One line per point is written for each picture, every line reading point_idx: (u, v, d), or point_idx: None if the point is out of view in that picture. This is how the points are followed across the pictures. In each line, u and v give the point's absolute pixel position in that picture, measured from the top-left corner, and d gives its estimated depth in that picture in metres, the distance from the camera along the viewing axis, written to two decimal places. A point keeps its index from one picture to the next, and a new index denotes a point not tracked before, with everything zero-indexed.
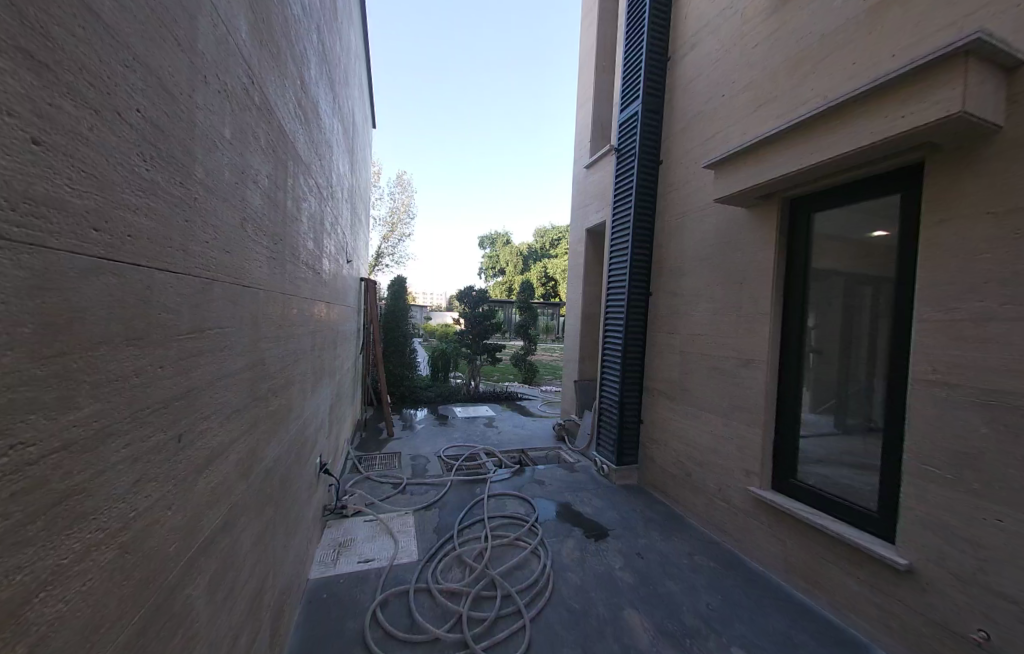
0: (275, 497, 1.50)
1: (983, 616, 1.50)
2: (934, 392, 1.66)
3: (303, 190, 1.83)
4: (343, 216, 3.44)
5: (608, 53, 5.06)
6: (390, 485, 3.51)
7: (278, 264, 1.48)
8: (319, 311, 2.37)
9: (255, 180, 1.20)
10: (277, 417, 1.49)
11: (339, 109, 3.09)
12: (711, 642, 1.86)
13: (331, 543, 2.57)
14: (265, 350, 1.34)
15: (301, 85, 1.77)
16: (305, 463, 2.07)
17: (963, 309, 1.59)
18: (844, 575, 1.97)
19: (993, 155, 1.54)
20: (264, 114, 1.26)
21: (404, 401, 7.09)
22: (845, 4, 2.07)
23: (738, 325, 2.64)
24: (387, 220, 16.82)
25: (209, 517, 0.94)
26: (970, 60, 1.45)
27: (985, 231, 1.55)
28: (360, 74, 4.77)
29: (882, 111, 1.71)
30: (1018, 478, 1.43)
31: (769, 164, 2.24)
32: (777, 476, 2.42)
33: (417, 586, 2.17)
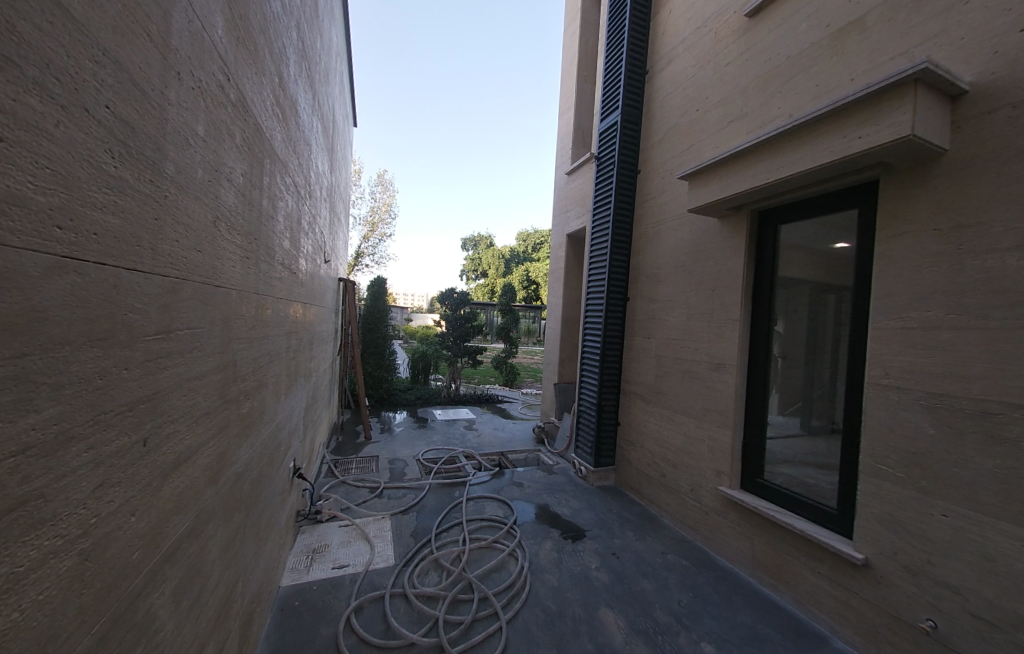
0: (246, 502, 1.46)
1: (929, 605, 1.61)
2: (888, 395, 1.76)
3: (280, 189, 1.80)
4: (321, 215, 3.38)
5: (590, 62, 5.17)
6: (367, 489, 3.46)
7: (253, 264, 1.45)
8: (294, 311, 2.32)
9: (229, 178, 1.17)
10: (248, 420, 1.45)
11: (319, 107, 3.04)
12: (682, 638, 1.92)
13: (304, 550, 2.51)
14: (236, 351, 1.30)
15: (280, 82, 1.75)
16: (278, 467, 2.02)
17: (912, 318, 1.70)
18: (806, 569, 2.07)
19: (939, 175, 1.66)
20: (239, 112, 1.23)
21: (383, 403, 6.99)
22: (810, 29, 2.20)
23: (711, 331, 2.73)
24: (368, 220, 16.58)
25: (174, 523, 0.92)
26: (918, 87, 1.56)
27: (932, 246, 1.66)
28: (341, 72, 4.71)
29: (841, 131, 1.82)
30: (960, 475, 1.54)
31: (739, 176, 2.34)
32: (746, 476, 2.51)
33: (393, 591, 2.15)
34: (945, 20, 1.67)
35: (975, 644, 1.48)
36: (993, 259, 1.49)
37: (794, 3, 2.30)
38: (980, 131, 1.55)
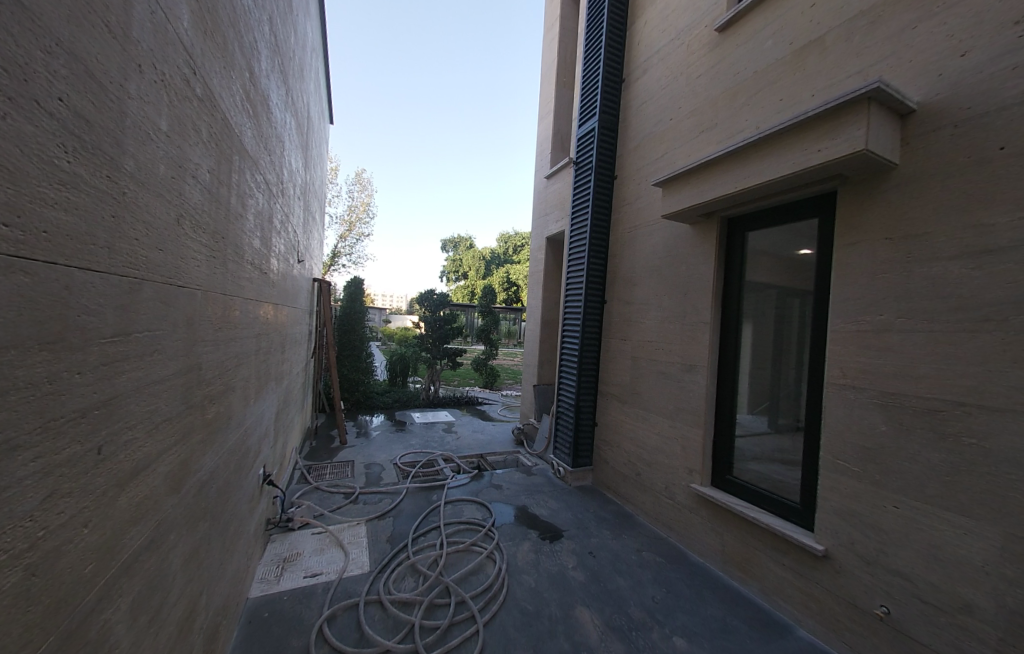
0: (211, 511, 1.40)
1: (883, 593, 1.70)
2: (846, 394, 1.87)
3: (250, 186, 1.75)
4: (294, 213, 3.28)
5: (569, 68, 5.24)
6: (342, 495, 3.38)
7: (220, 263, 1.40)
8: (264, 312, 2.25)
9: (194, 174, 1.13)
10: (214, 425, 1.40)
11: (292, 103, 2.95)
12: (655, 634, 1.96)
13: (275, 559, 2.43)
14: (201, 354, 1.25)
15: (251, 77, 1.70)
16: (246, 474, 1.95)
17: (866, 321, 1.81)
18: (772, 562, 2.15)
19: (890, 187, 1.77)
20: (206, 106, 1.19)
21: (359, 407, 6.83)
22: (775, 46, 2.31)
23: (683, 333, 2.82)
24: (344, 220, 16.23)
25: (132, 534, 0.87)
26: (871, 105, 1.66)
27: (883, 254, 1.77)
28: (317, 68, 4.60)
29: (802, 144, 1.92)
30: (909, 468, 1.65)
31: (709, 184, 2.43)
32: (717, 473, 2.60)
33: (367, 598, 2.11)
34: (895, 44, 1.79)
35: (924, 628, 1.58)
36: (938, 266, 1.60)
37: (760, 20, 2.41)
38: (925, 147, 1.67)
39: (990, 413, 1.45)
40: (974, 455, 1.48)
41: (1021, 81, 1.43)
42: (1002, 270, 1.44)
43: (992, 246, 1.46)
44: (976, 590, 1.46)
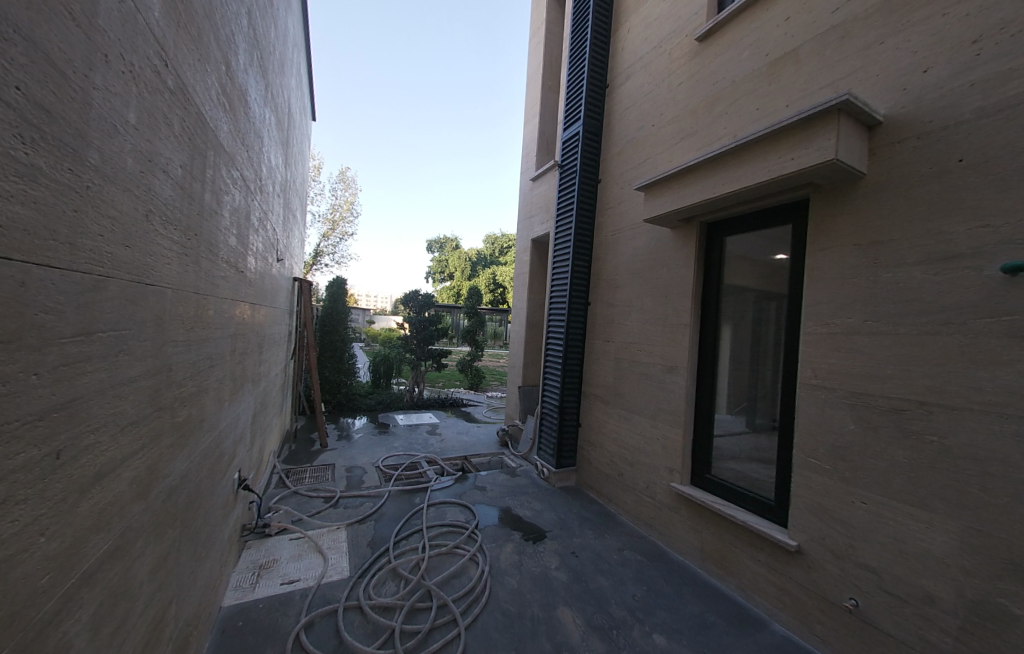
0: (181, 517, 1.35)
1: (852, 586, 1.77)
2: (818, 394, 1.94)
3: (226, 182, 1.70)
4: (273, 211, 3.20)
5: (554, 72, 5.29)
6: (321, 499, 3.32)
7: (192, 261, 1.35)
8: (240, 312, 2.18)
9: (165, 169, 1.10)
10: (185, 429, 1.35)
11: (272, 98, 2.88)
12: (635, 632, 1.99)
13: (250, 566, 2.36)
14: (171, 355, 1.21)
15: (227, 70, 1.65)
16: (220, 478, 1.89)
17: (836, 324, 1.88)
18: (749, 559, 2.21)
19: (859, 196, 1.84)
20: (178, 99, 1.16)
21: (341, 409, 6.71)
22: (752, 56, 2.38)
23: (665, 334, 2.87)
24: (327, 218, 15.96)
25: (94, 542, 0.84)
26: (841, 117, 1.73)
27: (852, 260, 1.85)
28: (299, 63, 4.50)
29: (776, 153, 1.98)
30: (875, 465, 1.71)
31: (689, 189, 2.48)
32: (696, 472, 2.65)
33: (347, 604, 2.07)
34: (863, 58, 1.87)
35: (890, 618, 1.65)
36: (902, 272, 1.68)
37: (738, 31, 2.48)
38: (890, 158, 1.75)
39: (950, 412, 1.52)
40: (935, 452, 1.55)
41: (978, 97, 1.51)
42: (960, 276, 1.51)
43: (951, 253, 1.54)
44: (937, 581, 1.53)
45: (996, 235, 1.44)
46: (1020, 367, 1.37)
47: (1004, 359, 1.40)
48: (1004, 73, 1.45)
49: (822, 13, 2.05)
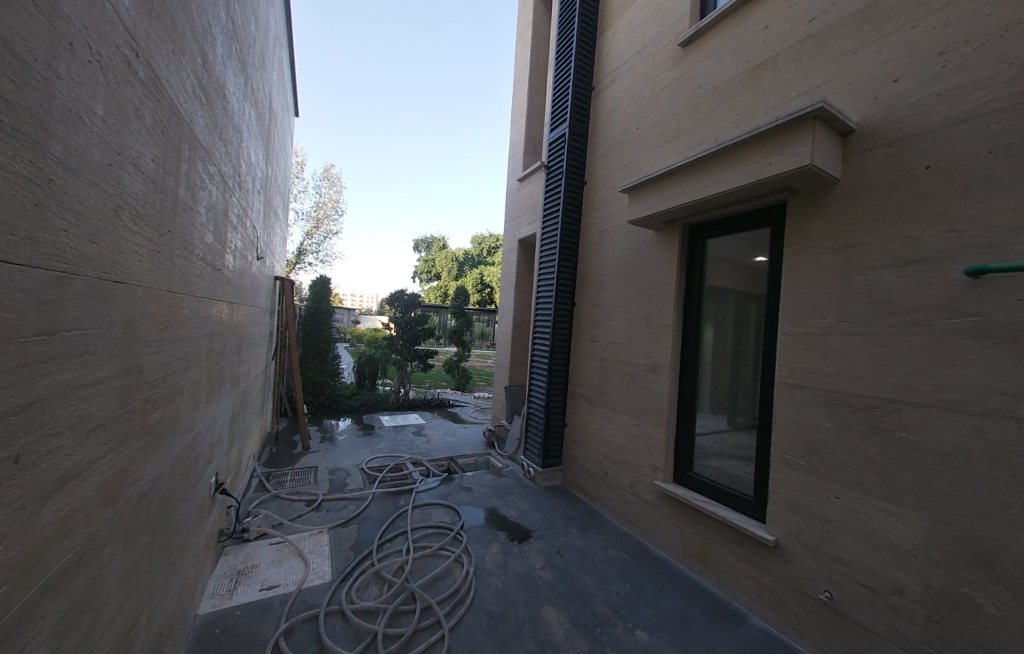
0: (153, 523, 1.31)
1: (826, 579, 1.82)
2: (794, 393, 1.99)
3: (202, 178, 1.65)
4: (253, 208, 3.12)
5: (541, 73, 5.31)
6: (303, 503, 3.25)
7: (165, 258, 1.31)
8: (218, 311, 2.13)
9: (136, 163, 1.06)
10: (157, 431, 1.31)
11: (252, 92, 2.81)
12: (619, 628, 2.01)
13: (228, 572, 2.30)
14: (142, 355, 1.17)
15: (203, 63, 1.61)
16: (196, 482, 1.83)
17: (812, 324, 1.94)
18: (728, 554, 2.25)
19: (833, 200, 1.90)
20: (150, 91, 1.12)
21: (324, 411, 6.59)
22: (732, 63, 2.44)
23: (648, 335, 2.91)
24: (311, 215, 15.68)
25: (57, 550, 0.80)
26: (816, 124, 1.78)
27: (827, 262, 1.91)
28: (281, 57, 4.40)
29: (755, 157, 2.03)
30: (848, 461, 1.77)
31: (672, 192, 2.52)
32: (679, 470, 2.69)
33: (328, 608, 2.04)
34: (838, 67, 1.93)
35: (862, 609, 1.70)
36: (874, 274, 1.74)
37: (719, 38, 2.53)
38: (861, 164, 1.81)
39: (917, 409, 1.58)
40: (904, 448, 1.61)
41: (944, 107, 1.57)
42: (927, 279, 1.58)
43: (918, 256, 1.60)
44: (905, 572, 1.59)
45: (958, 240, 1.51)
46: (981, 365, 1.43)
47: (967, 358, 1.46)
48: (966, 86, 1.53)
49: (799, 22, 2.11)
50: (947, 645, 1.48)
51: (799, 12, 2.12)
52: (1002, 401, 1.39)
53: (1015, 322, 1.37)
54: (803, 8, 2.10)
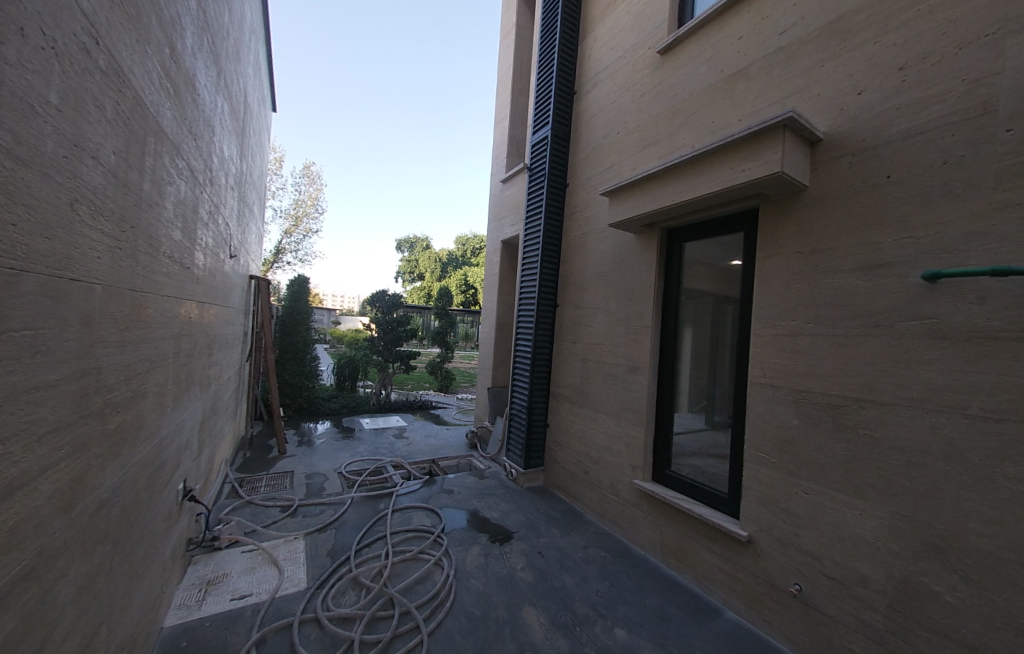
0: (114, 532, 1.25)
1: (796, 572, 1.89)
2: (766, 392, 2.06)
3: (169, 172, 1.59)
4: (226, 204, 3.02)
5: (524, 75, 5.33)
6: (277, 509, 3.15)
7: (128, 256, 1.26)
8: (187, 310, 2.05)
9: (95, 155, 1.01)
10: (118, 437, 1.24)
11: (225, 84, 2.72)
12: (598, 627, 2.03)
13: (196, 582, 2.21)
14: (101, 356, 1.12)
15: (171, 53, 1.55)
16: (162, 488, 1.76)
17: (782, 326, 2.01)
18: (704, 550, 2.31)
19: (802, 207, 1.98)
20: (112, 82, 1.07)
21: (302, 414, 6.43)
22: (708, 71, 2.50)
23: (628, 336, 2.95)
24: (289, 213, 15.28)
25: (3, 563, 0.76)
26: (786, 133, 1.85)
27: (796, 266, 1.98)
28: (257, 51, 4.27)
29: (728, 164, 2.09)
30: (816, 457, 1.85)
31: (650, 196, 2.57)
32: (657, 469, 2.74)
33: (303, 617, 1.98)
34: (806, 79, 2.01)
35: (829, 600, 1.77)
36: (840, 278, 1.81)
37: (696, 47, 2.60)
38: (828, 172, 1.89)
39: (880, 407, 1.66)
40: (868, 444, 1.68)
41: (904, 120, 1.66)
42: (889, 283, 1.65)
43: (880, 261, 1.68)
44: (869, 563, 1.66)
45: (915, 246, 1.59)
46: (937, 365, 1.51)
47: (923, 358, 1.54)
48: (923, 100, 1.61)
49: (771, 35, 2.19)
50: (906, 632, 1.55)
51: (771, 24, 2.20)
52: (955, 398, 1.47)
53: (967, 324, 1.45)
54: (775, 20, 2.17)
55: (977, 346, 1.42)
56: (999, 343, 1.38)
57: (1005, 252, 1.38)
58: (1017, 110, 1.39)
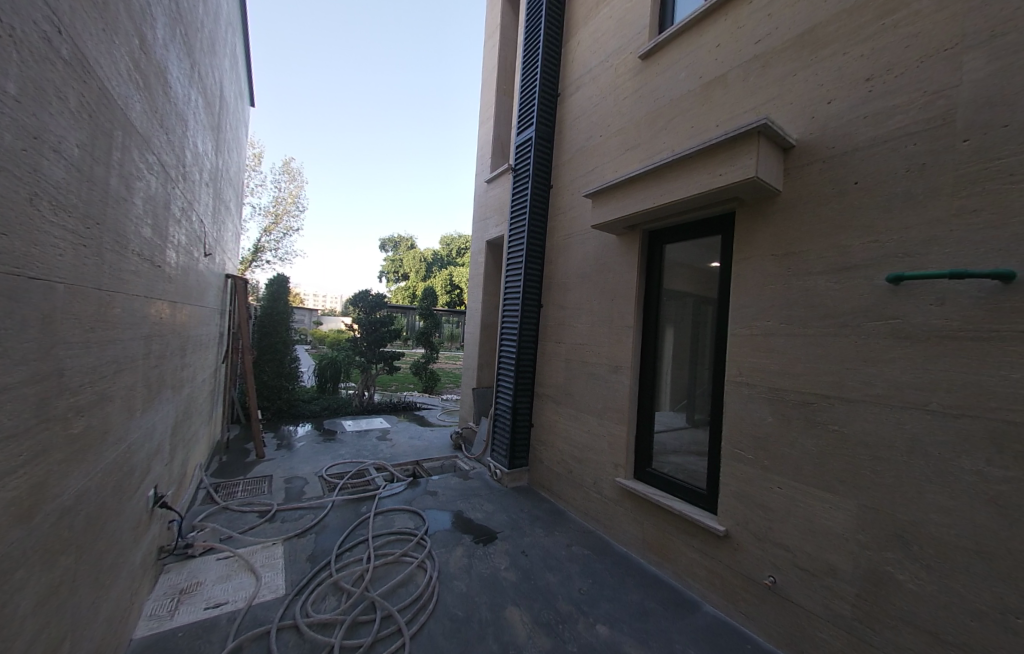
0: (77, 543, 1.19)
1: (771, 564, 1.95)
2: (742, 390, 2.12)
3: (138, 167, 1.54)
4: (200, 201, 2.93)
5: (508, 76, 5.34)
6: (255, 514, 3.07)
7: (93, 254, 1.21)
8: (157, 310, 1.98)
9: (56, 148, 0.97)
10: (82, 443, 1.19)
11: (200, 77, 2.63)
12: (580, 624, 2.05)
13: (168, 592, 2.13)
14: (63, 358, 1.07)
15: (141, 44, 1.50)
16: (131, 495, 1.69)
17: (757, 326, 2.07)
18: (684, 546, 2.35)
19: (776, 211, 2.05)
20: (76, 72, 1.03)
21: (282, 416, 6.28)
22: (687, 77, 2.56)
23: (611, 336, 3.00)
24: (269, 210, 14.94)
25: None
26: (760, 139, 1.91)
27: (770, 269, 2.04)
28: (234, 44, 4.16)
29: (706, 168, 2.14)
30: (789, 453, 1.91)
31: (632, 199, 2.61)
32: (639, 467, 2.78)
33: (281, 624, 1.94)
34: (779, 87, 2.09)
35: (802, 591, 1.83)
36: (811, 280, 1.88)
37: (675, 53, 2.66)
38: (800, 178, 1.96)
39: (848, 404, 1.72)
40: (837, 440, 1.75)
41: (870, 129, 1.73)
42: (857, 285, 1.73)
43: (848, 264, 1.76)
44: (839, 555, 1.73)
45: (881, 250, 1.66)
46: (901, 364, 1.58)
47: (888, 357, 1.61)
48: (887, 111, 1.69)
49: (746, 43, 2.26)
50: (873, 619, 1.62)
51: (746, 33, 2.26)
52: (918, 395, 1.54)
53: (929, 324, 1.52)
54: (751, 29, 2.24)
55: (937, 345, 1.50)
56: (956, 342, 1.46)
57: (962, 256, 1.46)
58: (973, 120, 1.47)
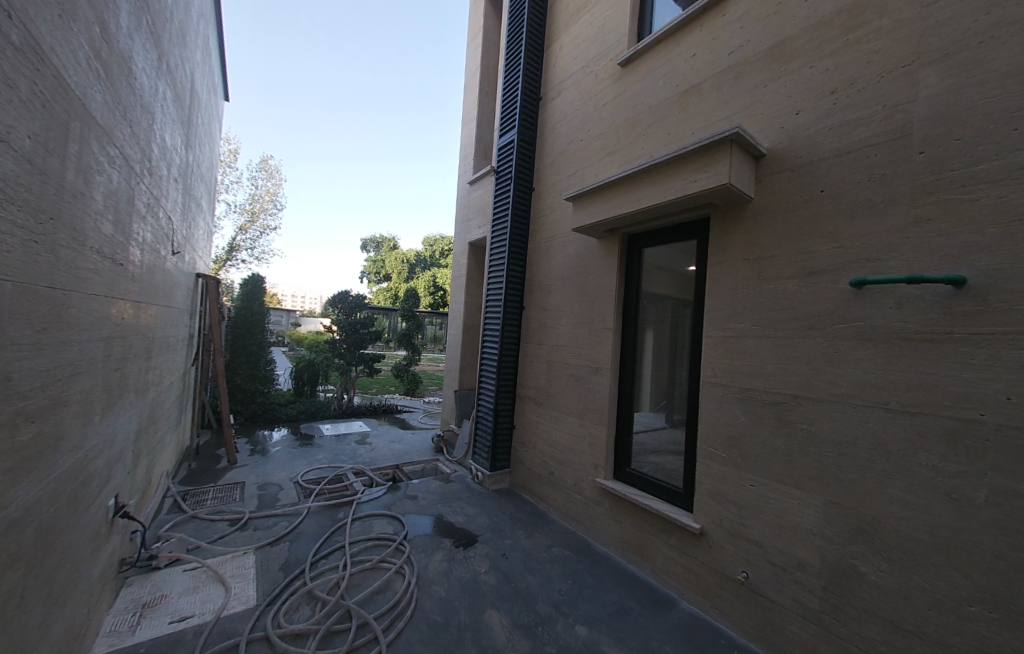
0: (27, 557, 1.13)
1: (744, 560, 2.00)
2: (716, 390, 2.18)
3: (98, 161, 1.46)
4: (168, 197, 2.80)
5: (491, 78, 5.34)
6: (225, 523, 2.96)
7: (47, 249, 1.15)
8: (120, 309, 1.89)
9: (4, 137, 0.91)
10: (33, 452, 1.13)
11: (168, 68, 2.53)
12: (559, 625, 2.06)
13: (130, 606, 2.02)
14: (10, 362, 1.01)
15: (102, 32, 1.43)
16: (89, 505, 1.61)
17: (731, 328, 2.13)
18: (661, 544, 2.39)
19: (748, 217, 2.12)
20: (28, 59, 0.98)
21: (256, 421, 6.08)
22: (665, 85, 2.62)
23: (591, 337, 3.03)
24: (245, 209, 14.48)
25: None
26: (733, 147, 1.97)
27: (743, 273, 2.11)
28: (207, 36, 4.02)
29: (683, 174, 2.19)
30: (760, 451, 1.97)
31: (611, 203, 2.65)
32: (618, 467, 2.82)
33: (252, 636, 1.87)
34: (752, 96, 2.16)
35: (772, 585, 1.89)
36: (781, 284, 1.95)
37: (653, 61, 2.71)
38: (771, 186, 2.03)
39: (816, 403, 1.79)
40: (805, 438, 1.82)
41: (835, 140, 1.81)
42: (823, 289, 1.80)
43: (815, 269, 1.83)
44: (806, 549, 1.79)
45: (845, 256, 1.74)
46: (864, 364, 1.65)
47: (852, 358, 1.69)
48: (851, 122, 1.77)
49: (721, 54, 2.33)
50: (838, 611, 1.68)
51: (721, 44, 2.33)
52: (879, 395, 1.61)
53: (889, 327, 1.60)
54: (725, 40, 2.31)
55: (895, 347, 1.58)
56: (913, 344, 1.53)
57: (918, 262, 1.54)
58: (928, 134, 1.56)
